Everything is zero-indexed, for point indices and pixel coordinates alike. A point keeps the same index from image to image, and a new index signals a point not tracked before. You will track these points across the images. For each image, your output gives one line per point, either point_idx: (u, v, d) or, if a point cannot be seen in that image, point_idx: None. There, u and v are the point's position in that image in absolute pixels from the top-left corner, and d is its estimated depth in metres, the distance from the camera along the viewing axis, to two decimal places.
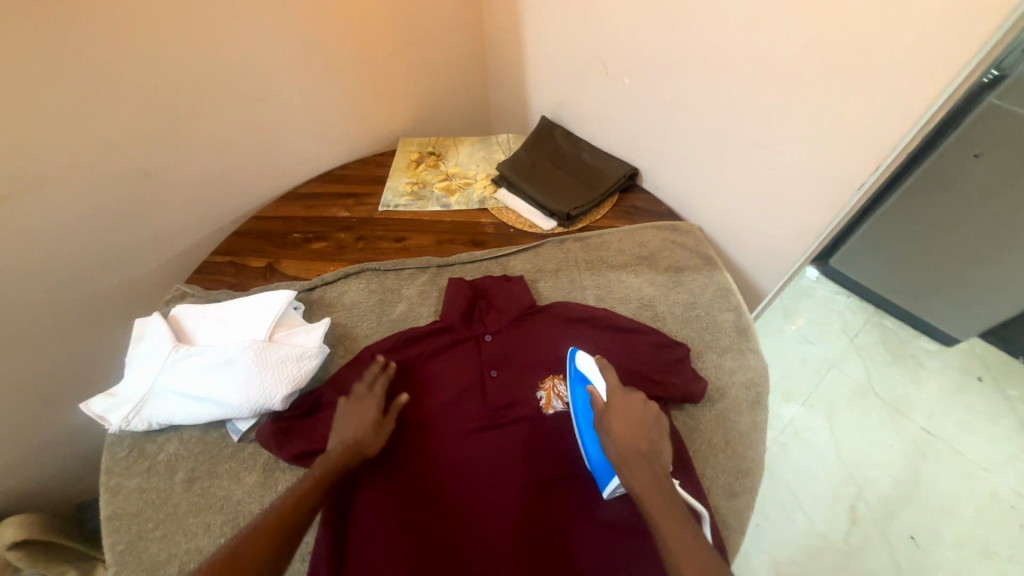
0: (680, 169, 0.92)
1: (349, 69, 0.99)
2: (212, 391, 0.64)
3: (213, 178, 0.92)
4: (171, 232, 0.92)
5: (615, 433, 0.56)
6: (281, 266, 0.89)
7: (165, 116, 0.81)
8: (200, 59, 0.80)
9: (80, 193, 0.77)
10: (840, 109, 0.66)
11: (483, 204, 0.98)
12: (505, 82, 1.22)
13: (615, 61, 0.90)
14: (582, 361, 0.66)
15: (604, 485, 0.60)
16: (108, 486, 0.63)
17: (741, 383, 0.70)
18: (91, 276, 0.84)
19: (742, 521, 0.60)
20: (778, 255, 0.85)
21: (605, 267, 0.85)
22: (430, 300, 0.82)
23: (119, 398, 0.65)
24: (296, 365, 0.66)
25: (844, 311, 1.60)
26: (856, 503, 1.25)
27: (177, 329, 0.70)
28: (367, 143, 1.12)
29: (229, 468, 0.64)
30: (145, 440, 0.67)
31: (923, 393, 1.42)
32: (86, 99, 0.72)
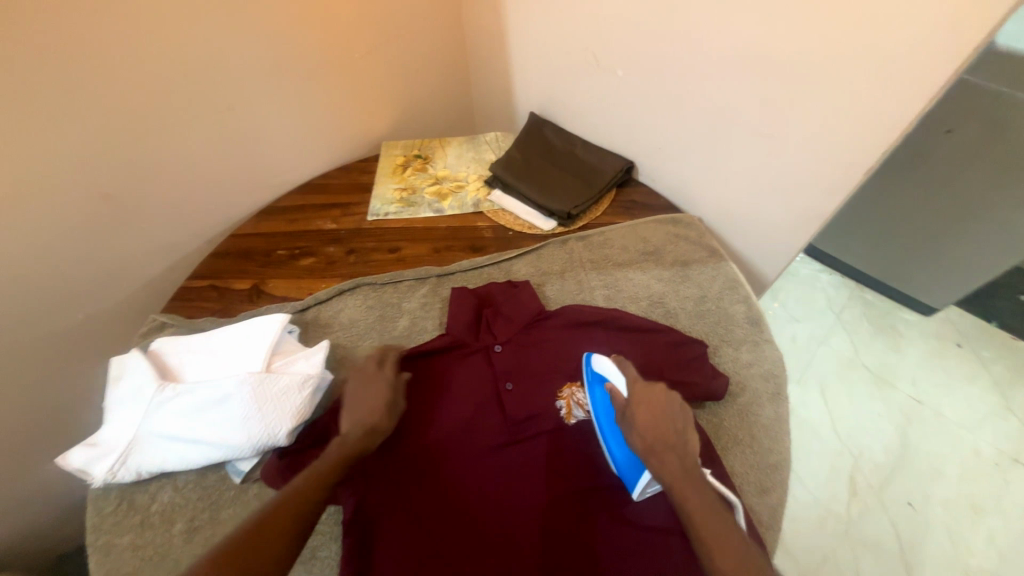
0: (676, 160, 0.90)
1: (325, 71, 0.93)
2: (208, 432, 0.58)
3: (184, 196, 0.85)
4: (142, 257, 0.84)
5: (638, 429, 0.52)
6: (268, 286, 0.83)
7: (125, 134, 0.74)
8: (161, 69, 0.73)
9: (34, 223, 0.70)
10: (842, 93, 0.65)
11: (478, 206, 0.94)
12: (487, 78, 1.18)
13: (606, 52, 0.87)
14: (600, 362, 0.62)
15: (633, 485, 0.58)
16: (97, 546, 0.57)
17: (760, 375, 0.69)
18: (53, 312, 0.76)
19: (777, 517, 0.59)
20: (781, 241, 0.84)
21: (611, 265, 0.83)
22: (433, 312, 0.78)
23: (101, 448, 0.59)
24: (298, 395, 0.60)
25: (828, 289, 1.64)
26: (855, 475, 1.27)
27: (161, 366, 0.64)
28: (347, 149, 1.07)
29: (233, 513, 0.59)
30: (134, 491, 0.60)
31: (908, 362, 1.46)
32: (35, 118, 0.65)
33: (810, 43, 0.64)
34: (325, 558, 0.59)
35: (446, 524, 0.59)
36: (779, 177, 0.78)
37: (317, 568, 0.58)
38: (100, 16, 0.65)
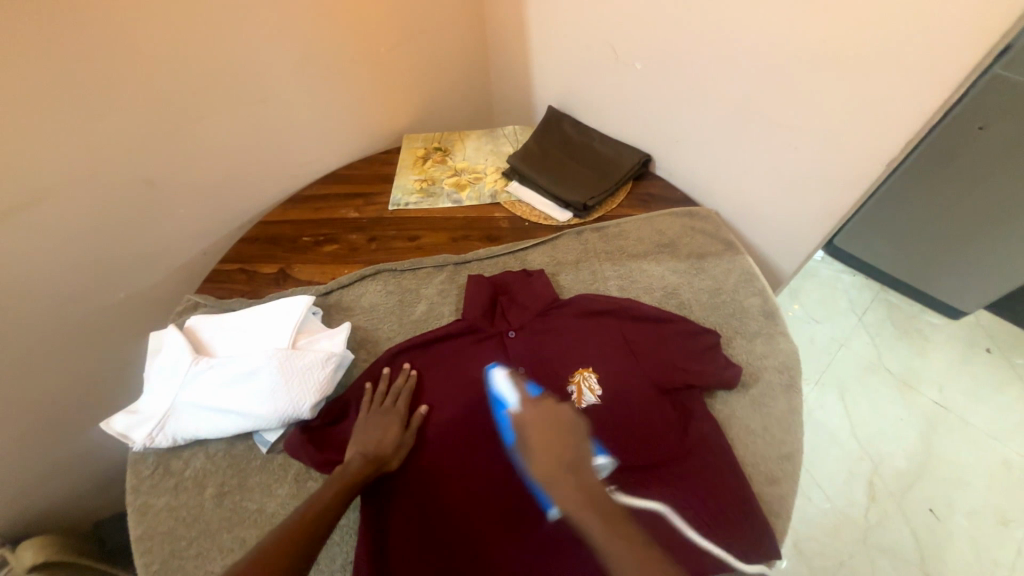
0: (694, 153, 0.90)
1: (351, 65, 0.96)
2: (238, 403, 0.62)
3: (217, 184, 0.90)
4: (177, 241, 0.89)
5: None
6: (294, 271, 0.87)
7: (165, 123, 0.78)
8: (198, 61, 0.77)
9: (81, 205, 0.75)
10: (864, 85, 0.64)
11: (495, 198, 0.96)
12: (507, 72, 1.20)
13: (625, 46, 0.88)
14: (502, 384, 0.66)
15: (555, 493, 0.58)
16: (136, 505, 0.61)
17: (774, 367, 0.70)
18: (97, 291, 0.82)
19: (787, 505, 0.60)
20: (799, 235, 0.84)
21: (626, 256, 0.84)
22: (450, 298, 0.81)
23: (140, 415, 0.63)
24: (321, 371, 0.64)
25: (850, 289, 1.60)
26: (873, 479, 1.26)
27: (195, 341, 0.68)
28: (370, 141, 1.10)
29: (260, 480, 0.62)
30: (170, 456, 0.65)
31: (932, 366, 1.43)
32: (84, 107, 0.69)
33: (832, 34, 0.64)
34: (345, 527, 0.62)
35: (457, 501, 0.61)
36: (798, 170, 0.77)
37: (337, 535, 0.61)
38: (145, 11, 0.69)
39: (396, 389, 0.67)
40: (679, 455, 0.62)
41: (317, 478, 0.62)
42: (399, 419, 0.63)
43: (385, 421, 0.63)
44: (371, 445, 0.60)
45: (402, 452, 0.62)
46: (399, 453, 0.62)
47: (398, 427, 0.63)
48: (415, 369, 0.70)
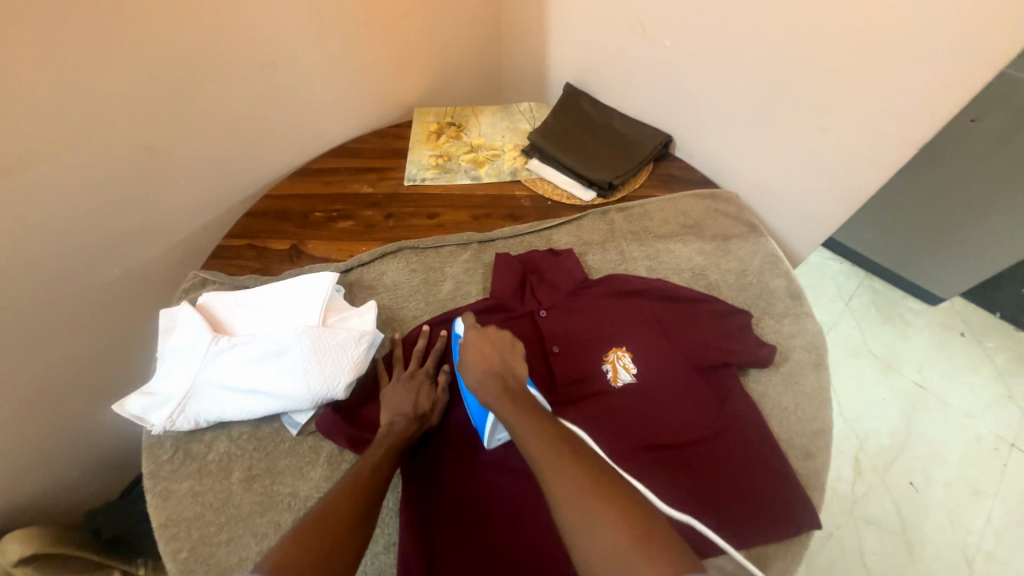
0: (715, 135, 0.90)
1: (362, 29, 0.90)
2: (268, 383, 0.59)
3: (220, 153, 0.83)
4: (176, 215, 0.83)
5: None
6: (307, 247, 0.83)
7: (165, 83, 0.71)
8: (199, 16, 0.70)
9: (70, 174, 0.68)
10: (902, 69, 0.64)
11: (515, 175, 0.94)
12: (521, 46, 1.15)
13: (654, 20, 0.85)
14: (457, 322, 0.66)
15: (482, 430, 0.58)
16: (156, 492, 0.57)
17: (802, 346, 0.71)
18: (91, 267, 0.75)
19: (821, 479, 0.62)
20: (819, 219, 0.85)
21: (652, 237, 0.84)
22: (476, 277, 0.79)
23: (157, 397, 0.59)
24: (355, 350, 0.61)
25: (838, 276, 1.66)
26: (859, 455, 1.32)
27: (211, 319, 0.64)
28: (379, 113, 1.04)
29: (290, 463, 0.60)
30: (189, 440, 0.61)
31: (912, 349, 1.50)
32: (73, 64, 0.62)
33: (873, 16, 0.63)
34: (388, 509, 0.60)
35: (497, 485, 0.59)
36: (824, 154, 0.77)
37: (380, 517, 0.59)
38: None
39: (420, 353, 0.66)
40: (717, 432, 0.62)
41: (351, 459, 0.60)
42: (428, 378, 0.63)
43: (414, 382, 0.62)
44: (407, 405, 0.59)
45: (439, 406, 0.62)
46: (436, 408, 0.62)
47: (428, 387, 0.62)
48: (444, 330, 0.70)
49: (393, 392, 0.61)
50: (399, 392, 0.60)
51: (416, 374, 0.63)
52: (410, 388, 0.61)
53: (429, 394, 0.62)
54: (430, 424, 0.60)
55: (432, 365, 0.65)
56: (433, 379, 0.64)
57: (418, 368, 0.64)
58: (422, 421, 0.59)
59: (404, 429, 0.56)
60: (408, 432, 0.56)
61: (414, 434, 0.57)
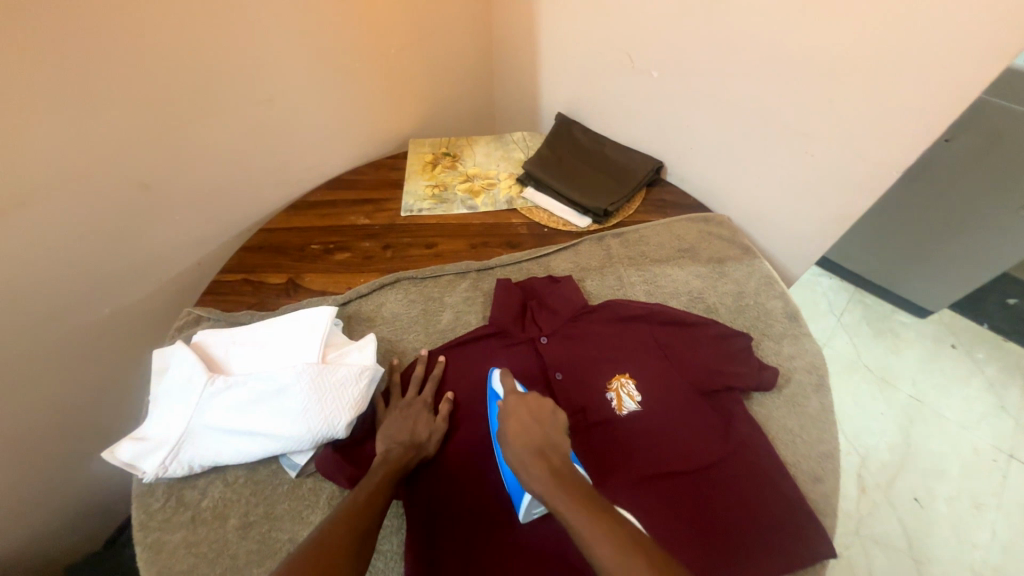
0: (704, 160, 0.92)
1: (356, 64, 0.92)
2: (266, 424, 0.57)
3: (217, 188, 0.84)
4: (171, 251, 0.82)
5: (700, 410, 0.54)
6: (304, 280, 0.82)
7: (161, 121, 0.72)
8: (197, 56, 0.71)
9: (66, 212, 0.67)
10: (881, 94, 0.67)
11: (511, 203, 0.95)
12: (512, 78, 1.19)
13: (641, 53, 0.89)
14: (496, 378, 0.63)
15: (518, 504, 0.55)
16: (147, 543, 0.55)
17: (804, 368, 0.72)
18: (81, 305, 0.74)
19: (833, 503, 0.61)
20: (810, 240, 0.87)
21: (649, 262, 0.85)
22: (476, 305, 0.78)
23: (150, 442, 0.57)
24: (356, 386, 0.60)
25: (828, 292, 1.68)
26: (862, 472, 1.32)
27: (207, 358, 0.63)
28: (375, 146, 1.06)
29: (289, 508, 0.58)
30: (183, 487, 0.59)
31: (905, 363, 1.52)
32: (72, 104, 0.63)
33: (849, 48, 0.67)
34: (388, 552, 0.57)
35: (503, 522, 0.57)
36: (814, 175, 0.79)
37: (380, 561, 0.57)
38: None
39: (420, 382, 0.66)
40: (724, 458, 0.62)
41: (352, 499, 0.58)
42: (426, 407, 0.63)
43: (413, 410, 0.62)
44: (404, 434, 0.59)
45: (436, 436, 0.61)
46: (434, 438, 0.61)
47: (427, 415, 0.62)
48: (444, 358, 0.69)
49: (392, 421, 0.60)
50: (397, 420, 0.60)
51: (414, 403, 0.63)
52: (408, 417, 0.61)
53: (428, 423, 0.61)
54: (427, 452, 0.59)
55: (432, 393, 0.65)
56: (432, 408, 0.63)
57: (417, 395, 0.64)
58: (419, 450, 0.58)
59: (400, 457, 0.55)
60: (403, 459, 0.55)
61: (411, 463, 0.56)
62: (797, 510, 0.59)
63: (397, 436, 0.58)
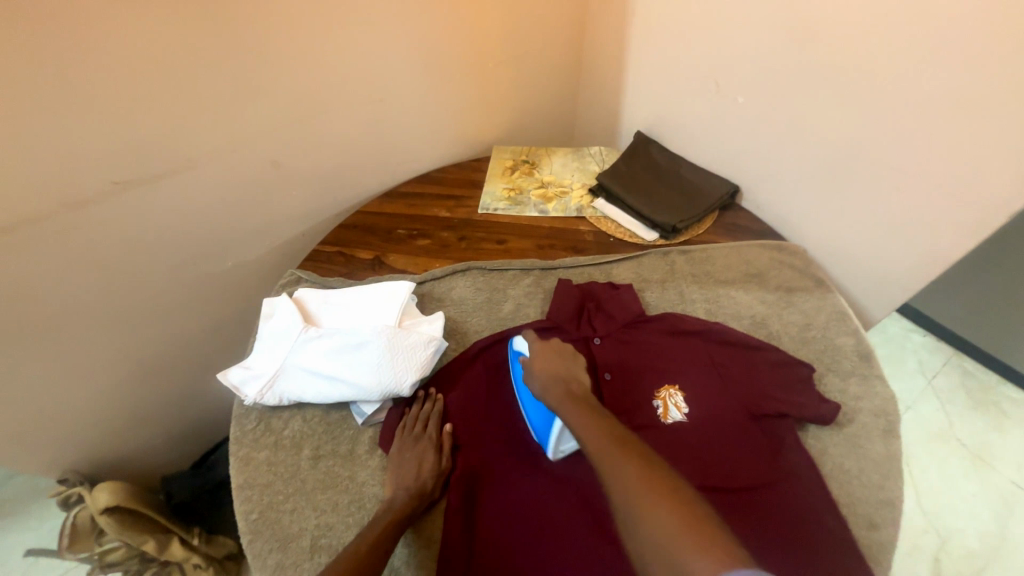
0: (785, 187, 0.91)
1: (456, 74, 1.02)
2: (345, 372, 0.65)
3: (327, 171, 0.97)
4: (284, 221, 0.96)
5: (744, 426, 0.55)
6: (388, 259, 0.92)
7: (295, 111, 0.86)
8: (330, 60, 0.85)
9: (215, 178, 0.83)
10: (987, 131, 0.64)
11: (581, 212, 1.00)
12: (596, 96, 1.24)
13: (728, 78, 0.90)
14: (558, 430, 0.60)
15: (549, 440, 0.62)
16: (239, 456, 0.65)
17: (871, 410, 0.68)
18: (211, 256, 0.89)
19: (889, 554, 0.57)
20: (895, 282, 0.82)
21: (712, 282, 0.84)
22: (536, 300, 0.83)
23: (253, 372, 0.68)
24: (423, 352, 0.67)
25: (920, 350, 1.51)
26: (940, 556, 1.17)
27: (304, 311, 0.73)
28: (462, 149, 1.16)
29: (353, 449, 0.65)
30: (271, 415, 0.69)
31: (1009, 444, 1.33)
32: (236, 92, 0.78)
33: (954, 83, 0.64)
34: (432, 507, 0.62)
35: (545, 503, 0.60)
36: (904, 212, 0.76)
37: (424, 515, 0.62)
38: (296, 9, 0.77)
39: (424, 412, 0.66)
40: (771, 483, 0.60)
41: None
42: (431, 444, 0.63)
43: (418, 447, 0.63)
44: (409, 477, 0.60)
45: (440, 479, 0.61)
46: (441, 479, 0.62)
47: (432, 454, 0.62)
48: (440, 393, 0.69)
49: (400, 461, 0.62)
50: (404, 460, 0.62)
51: (422, 443, 0.63)
52: (415, 456, 0.62)
53: (431, 464, 0.61)
54: (432, 495, 0.60)
55: (435, 429, 0.65)
56: (439, 443, 0.64)
57: (425, 430, 0.64)
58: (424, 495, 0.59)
59: (404, 506, 0.57)
60: (405, 509, 0.57)
61: (415, 508, 0.58)
62: (846, 546, 0.56)
63: (402, 484, 0.60)
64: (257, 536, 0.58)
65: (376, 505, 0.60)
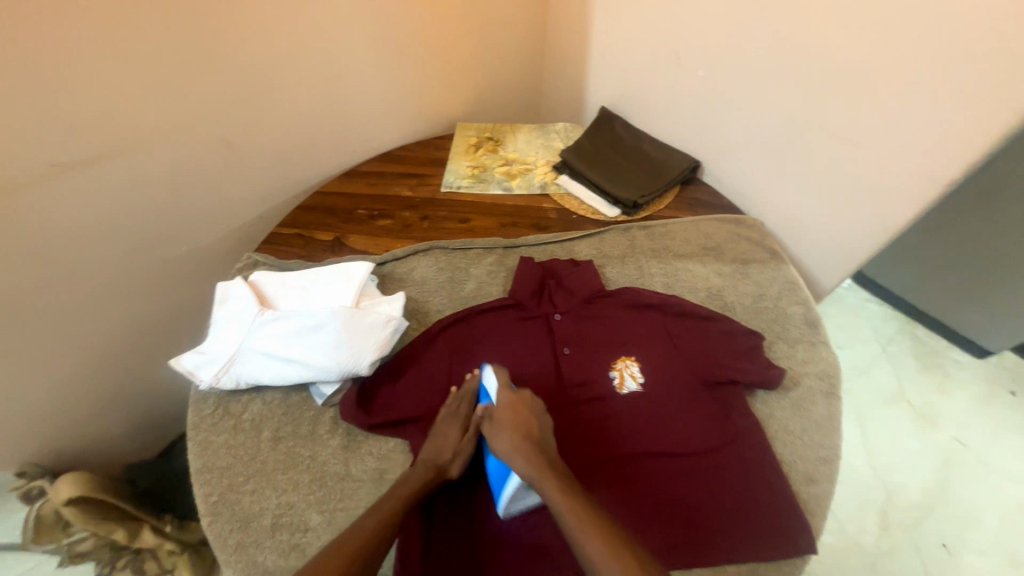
0: (743, 162, 0.92)
1: (416, 47, 0.99)
2: (302, 354, 0.65)
3: (283, 149, 0.93)
4: (240, 203, 0.93)
5: None
6: (349, 240, 0.90)
7: (246, 87, 0.82)
8: (279, 32, 0.81)
9: (163, 158, 0.79)
10: (929, 103, 0.66)
11: (545, 189, 0.99)
12: (562, 71, 1.22)
13: (688, 51, 0.90)
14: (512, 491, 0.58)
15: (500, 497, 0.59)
16: (197, 440, 0.64)
17: (815, 374, 0.71)
18: (164, 241, 0.86)
19: (823, 506, 0.61)
20: (844, 252, 0.85)
21: (672, 256, 0.86)
22: (499, 279, 0.83)
23: (207, 356, 0.66)
24: (381, 332, 0.66)
25: (876, 319, 1.59)
26: (887, 508, 1.26)
27: (261, 294, 0.72)
28: (425, 126, 1.13)
29: (312, 430, 0.65)
30: (229, 399, 0.68)
31: (953, 403, 1.42)
32: (177, 65, 0.74)
33: (899, 55, 0.66)
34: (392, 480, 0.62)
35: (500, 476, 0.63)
36: (853, 184, 0.78)
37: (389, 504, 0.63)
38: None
39: (460, 394, 0.66)
40: (719, 445, 0.64)
41: (368, 435, 0.65)
42: (458, 424, 0.64)
43: (445, 426, 0.64)
44: (432, 455, 0.61)
45: (460, 459, 0.62)
46: (458, 460, 0.62)
47: (457, 436, 0.63)
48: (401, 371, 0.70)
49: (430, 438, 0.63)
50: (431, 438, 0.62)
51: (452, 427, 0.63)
52: (441, 436, 0.63)
53: (454, 443, 0.62)
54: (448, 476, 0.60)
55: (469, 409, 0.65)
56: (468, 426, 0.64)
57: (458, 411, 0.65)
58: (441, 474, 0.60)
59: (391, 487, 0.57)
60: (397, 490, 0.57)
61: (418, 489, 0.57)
62: (782, 499, 0.60)
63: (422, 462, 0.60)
64: (217, 517, 0.58)
65: (337, 483, 0.61)
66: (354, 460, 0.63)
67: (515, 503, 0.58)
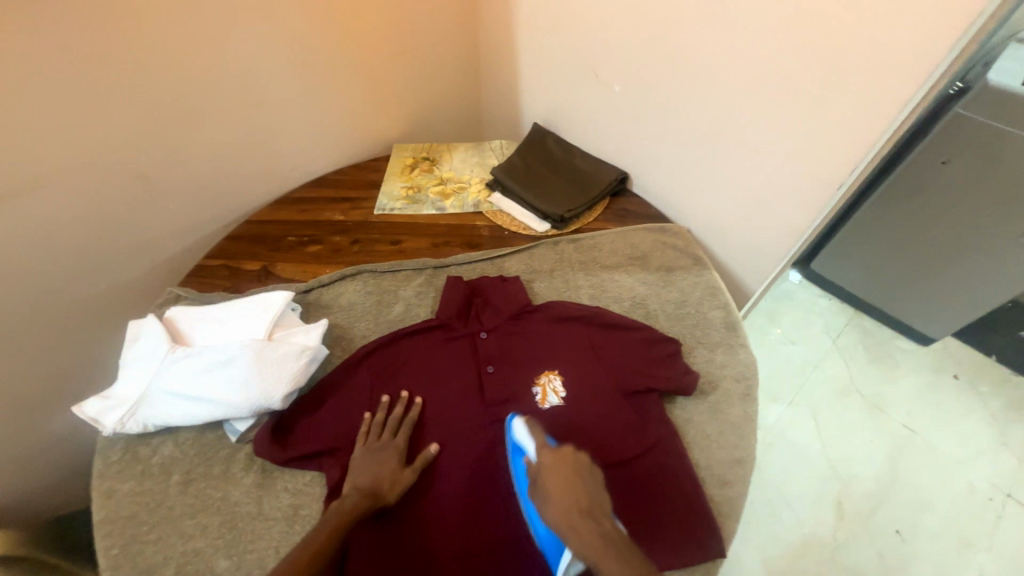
0: (666, 172, 0.95)
1: (342, 72, 0.99)
2: (210, 392, 0.63)
3: (206, 180, 0.92)
4: (163, 236, 0.91)
5: None
6: (276, 269, 0.89)
7: (159, 120, 0.81)
8: (190, 65, 0.80)
9: (70, 196, 0.77)
10: (817, 112, 0.69)
11: (477, 207, 1.00)
12: (498, 89, 1.24)
13: (605, 68, 0.93)
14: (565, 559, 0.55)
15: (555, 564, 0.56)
16: (101, 489, 0.61)
17: (732, 377, 0.73)
18: (80, 280, 0.83)
19: (737, 508, 0.62)
20: (765, 254, 0.88)
21: (599, 267, 0.87)
22: (426, 300, 0.83)
23: (113, 400, 0.64)
24: (294, 364, 0.65)
25: (826, 313, 1.64)
26: (842, 500, 1.28)
27: (174, 331, 0.70)
28: (361, 148, 1.13)
29: (225, 469, 0.63)
30: (138, 443, 0.65)
31: (901, 391, 1.46)
32: (77, 102, 0.72)
33: (786, 68, 0.69)
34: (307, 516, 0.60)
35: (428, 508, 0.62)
36: (764, 190, 0.81)
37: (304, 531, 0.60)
38: (136, 9, 0.71)
39: (387, 420, 0.66)
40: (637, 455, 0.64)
41: (283, 470, 0.64)
42: (398, 453, 0.63)
43: (383, 454, 0.63)
44: (366, 482, 0.60)
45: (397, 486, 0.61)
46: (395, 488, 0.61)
47: (394, 463, 0.62)
48: (317, 401, 0.68)
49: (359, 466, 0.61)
50: (363, 465, 0.61)
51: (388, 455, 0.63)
52: (373, 464, 0.62)
53: (392, 472, 0.61)
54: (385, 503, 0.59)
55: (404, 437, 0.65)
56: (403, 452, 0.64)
57: (391, 438, 0.64)
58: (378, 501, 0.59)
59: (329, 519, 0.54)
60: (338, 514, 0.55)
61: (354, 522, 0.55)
62: (695, 505, 0.61)
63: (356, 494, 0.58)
64: (118, 570, 0.56)
65: (248, 523, 0.59)
66: (268, 498, 0.61)
67: (573, 566, 0.55)
